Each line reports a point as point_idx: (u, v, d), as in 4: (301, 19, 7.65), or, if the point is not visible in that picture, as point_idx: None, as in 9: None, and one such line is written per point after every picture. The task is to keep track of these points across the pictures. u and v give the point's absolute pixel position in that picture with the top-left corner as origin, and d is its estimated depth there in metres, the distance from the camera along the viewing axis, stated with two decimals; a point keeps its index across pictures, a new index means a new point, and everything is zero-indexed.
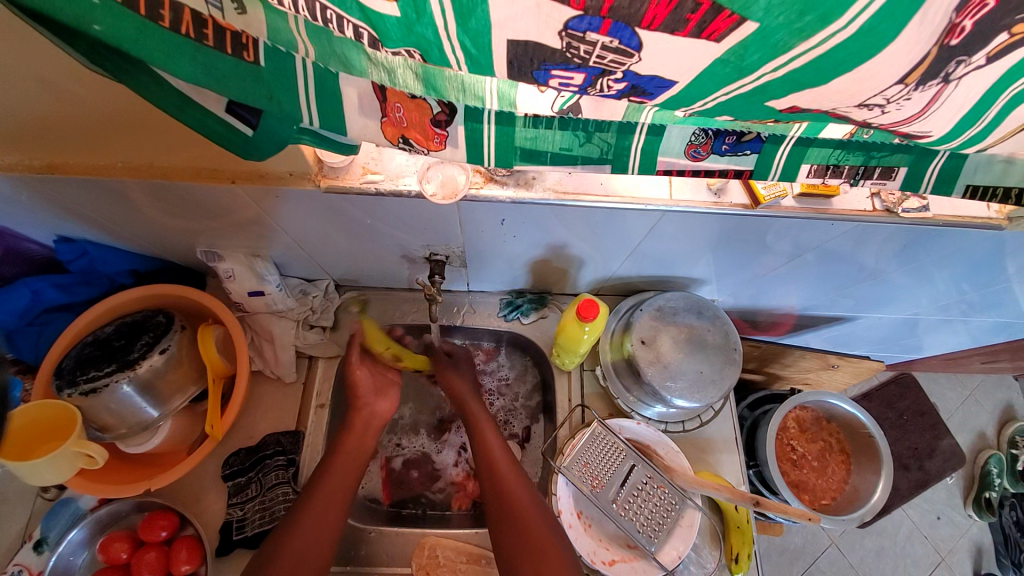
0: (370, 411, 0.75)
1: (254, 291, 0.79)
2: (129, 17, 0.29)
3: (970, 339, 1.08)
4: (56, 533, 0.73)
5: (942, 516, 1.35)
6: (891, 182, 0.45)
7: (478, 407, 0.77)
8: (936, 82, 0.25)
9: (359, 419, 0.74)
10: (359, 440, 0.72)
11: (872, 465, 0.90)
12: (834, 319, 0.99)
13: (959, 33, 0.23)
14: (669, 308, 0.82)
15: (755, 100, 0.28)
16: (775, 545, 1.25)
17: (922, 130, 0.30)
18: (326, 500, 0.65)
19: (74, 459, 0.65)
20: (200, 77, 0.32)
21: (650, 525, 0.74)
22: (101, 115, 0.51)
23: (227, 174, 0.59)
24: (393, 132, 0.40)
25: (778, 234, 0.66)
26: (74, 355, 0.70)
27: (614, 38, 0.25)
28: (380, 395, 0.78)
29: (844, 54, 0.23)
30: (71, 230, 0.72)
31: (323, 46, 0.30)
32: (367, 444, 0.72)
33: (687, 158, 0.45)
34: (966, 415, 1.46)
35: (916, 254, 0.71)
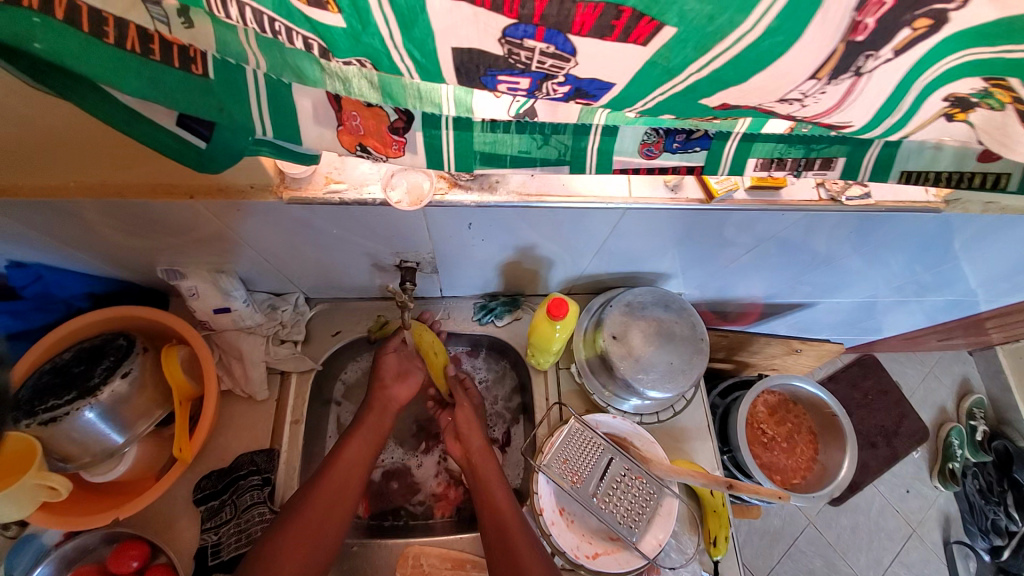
0: (389, 397, 0.79)
1: (218, 309, 0.77)
2: (72, 34, 0.29)
3: (923, 318, 1.14)
4: (21, 572, 0.69)
5: (910, 489, 1.41)
6: (830, 172, 0.48)
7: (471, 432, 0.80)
8: (848, 75, 0.27)
9: (363, 430, 0.75)
10: (352, 452, 0.72)
11: (837, 442, 0.94)
12: (796, 306, 1.03)
13: (863, 30, 0.25)
14: (637, 303, 0.84)
15: (689, 99, 0.30)
16: (755, 529, 1.29)
17: (845, 120, 0.32)
18: (314, 517, 0.65)
19: (35, 493, 0.63)
20: (147, 91, 0.32)
21: (630, 515, 0.75)
22: (53, 135, 0.49)
23: (186, 190, 0.58)
24: (349, 141, 0.40)
25: (736, 226, 0.69)
26: (31, 385, 0.67)
27: (550, 44, 0.26)
28: (384, 401, 0.78)
29: (761, 50, 0.25)
30: (21, 255, 0.69)
31: (274, 57, 0.30)
32: (364, 459, 0.73)
33: (641, 156, 0.47)
34: (926, 391, 1.54)
35: (866, 239, 0.75)
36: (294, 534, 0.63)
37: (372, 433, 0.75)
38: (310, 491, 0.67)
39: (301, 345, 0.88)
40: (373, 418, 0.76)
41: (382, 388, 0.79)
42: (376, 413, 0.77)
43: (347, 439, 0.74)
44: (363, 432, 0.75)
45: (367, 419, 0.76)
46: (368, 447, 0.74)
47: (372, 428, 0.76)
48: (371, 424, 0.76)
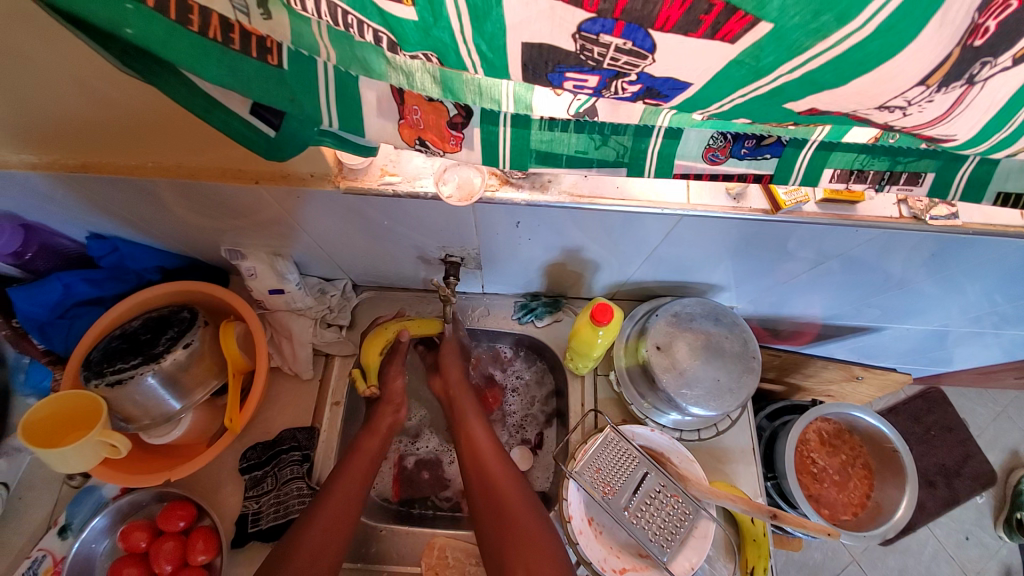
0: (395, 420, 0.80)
1: (273, 290, 0.81)
2: (159, 21, 0.30)
3: (1004, 353, 1.04)
4: (80, 520, 0.75)
5: (971, 537, 1.29)
6: (918, 188, 0.44)
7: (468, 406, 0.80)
8: (960, 83, 0.24)
9: (361, 451, 0.74)
10: (351, 478, 0.71)
11: (895, 480, 0.87)
12: (859, 330, 0.96)
13: (982, 34, 0.22)
14: (685, 314, 0.81)
15: (772, 102, 0.28)
16: (793, 561, 1.22)
17: (947, 134, 0.29)
18: (314, 548, 0.64)
19: (99, 449, 0.68)
20: (225, 79, 0.33)
21: (662, 534, 0.72)
22: (134, 117, 0.53)
23: (252, 175, 0.61)
24: (409, 135, 0.40)
25: (801, 241, 0.65)
26: (102, 347, 0.72)
27: (627, 40, 0.25)
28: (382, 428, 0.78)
29: (863, 54, 0.23)
30: (103, 228, 0.74)
31: (345, 50, 0.31)
32: (360, 481, 0.71)
33: (705, 162, 0.45)
34: (999, 433, 1.40)
35: (946, 263, 0.68)
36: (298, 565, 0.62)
37: (367, 458, 0.74)
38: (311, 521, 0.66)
39: (346, 330, 0.91)
40: (372, 441, 0.76)
41: (387, 411, 0.79)
42: (376, 436, 0.77)
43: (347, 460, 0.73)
44: (365, 449, 0.75)
45: (365, 445, 0.75)
46: (365, 471, 0.72)
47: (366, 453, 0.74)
48: (367, 452, 0.74)
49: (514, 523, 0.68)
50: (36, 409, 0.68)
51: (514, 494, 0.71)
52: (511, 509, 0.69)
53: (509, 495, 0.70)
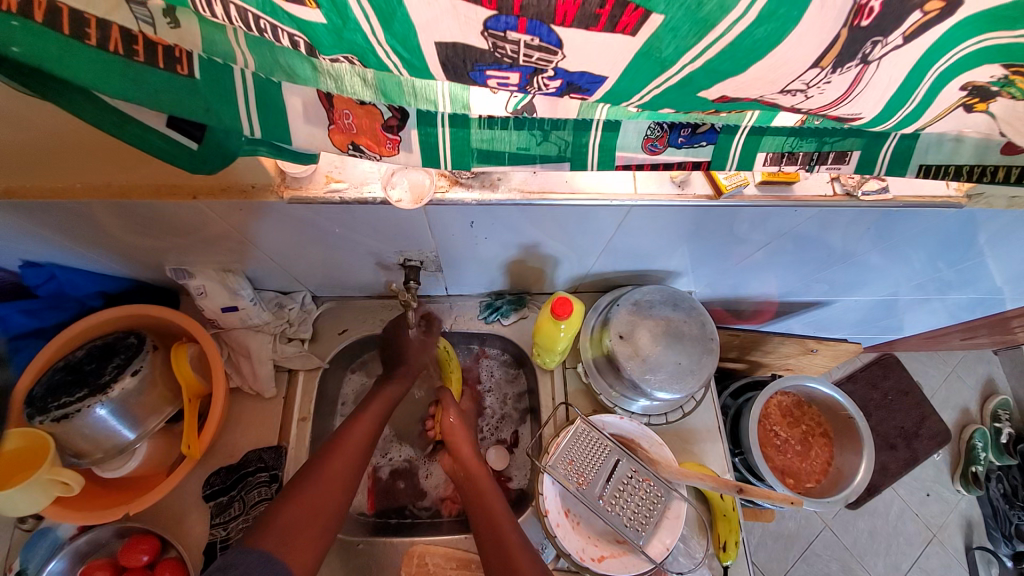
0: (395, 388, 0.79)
1: (227, 308, 0.78)
2: (50, 36, 0.28)
3: (946, 316, 1.10)
4: (35, 565, 0.70)
5: (931, 493, 1.37)
6: (846, 166, 0.46)
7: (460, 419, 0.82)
8: (854, 63, 0.26)
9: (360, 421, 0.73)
10: (353, 441, 0.70)
11: (854, 445, 0.91)
12: (812, 304, 1.00)
13: (868, 14, 0.23)
14: (646, 302, 0.82)
15: (686, 91, 0.28)
16: (769, 532, 1.26)
17: (853, 113, 0.30)
18: (315, 497, 0.64)
19: (48, 488, 0.64)
20: (131, 92, 0.31)
21: (636, 519, 0.74)
22: (57, 138, 0.50)
23: (188, 190, 0.58)
24: (341, 139, 0.40)
25: (748, 223, 0.67)
26: (44, 382, 0.68)
27: (533, 36, 0.25)
28: (386, 395, 0.78)
29: (756, 38, 0.24)
30: (36, 255, 0.70)
31: (264, 57, 0.30)
32: (359, 450, 0.70)
33: (645, 151, 0.46)
34: (948, 392, 1.49)
35: (884, 235, 0.72)
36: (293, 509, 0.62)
37: (370, 423, 0.74)
38: (308, 476, 0.65)
39: (308, 344, 0.88)
40: (378, 403, 0.76)
41: (397, 377, 0.79)
42: (377, 401, 0.76)
43: (344, 431, 0.72)
44: (373, 407, 0.75)
45: (372, 405, 0.76)
46: (365, 439, 0.72)
47: (371, 416, 0.74)
48: (371, 416, 0.74)
49: (495, 524, 0.69)
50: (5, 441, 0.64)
51: (497, 502, 0.73)
52: (495, 511, 0.71)
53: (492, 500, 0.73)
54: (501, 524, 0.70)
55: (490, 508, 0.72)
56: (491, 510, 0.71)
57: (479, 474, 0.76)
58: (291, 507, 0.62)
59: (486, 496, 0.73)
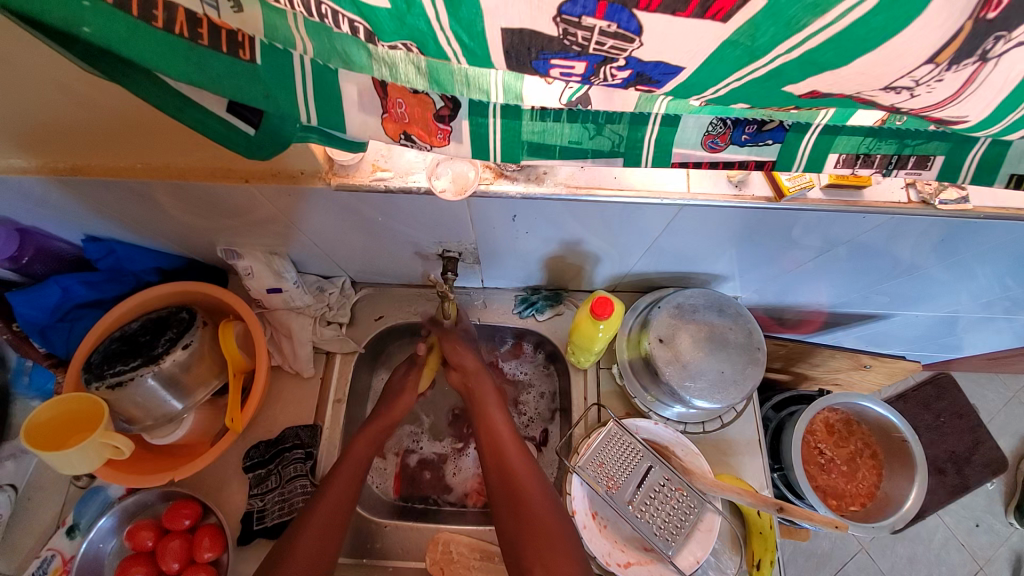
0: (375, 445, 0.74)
1: (272, 289, 0.80)
2: (121, 18, 0.29)
3: (1016, 338, 1.01)
4: (87, 520, 0.76)
5: (981, 523, 1.28)
6: (927, 172, 0.42)
7: (481, 379, 0.78)
8: (971, 60, 0.23)
9: (350, 454, 0.71)
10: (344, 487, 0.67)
11: (905, 471, 0.85)
12: (867, 317, 0.94)
13: (996, 6, 0.21)
14: (688, 306, 0.79)
15: (770, 85, 0.26)
16: (801, 550, 1.21)
17: (957, 116, 0.27)
18: (309, 553, 0.61)
19: (102, 450, 0.68)
20: (196, 78, 0.31)
21: (667, 528, 0.71)
22: (117, 118, 0.52)
23: (240, 173, 0.59)
24: (394, 129, 0.39)
25: (806, 228, 0.63)
26: (102, 351, 0.72)
27: (612, 22, 0.23)
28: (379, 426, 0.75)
29: (867, 30, 0.21)
30: (99, 230, 0.74)
31: (323, 43, 0.29)
32: (352, 492, 0.68)
33: (704, 149, 0.43)
34: (1010, 418, 1.38)
35: (956, 248, 0.66)
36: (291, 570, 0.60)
37: (353, 469, 0.70)
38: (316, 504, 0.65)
39: (346, 328, 0.90)
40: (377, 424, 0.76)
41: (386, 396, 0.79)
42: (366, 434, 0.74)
43: (336, 466, 0.70)
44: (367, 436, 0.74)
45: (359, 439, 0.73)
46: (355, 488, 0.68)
47: (354, 462, 0.70)
48: (355, 461, 0.71)
49: (532, 521, 0.65)
50: (39, 412, 0.67)
51: (537, 492, 0.67)
52: (530, 508, 0.66)
53: (529, 488, 0.67)
54: (539, 519, 0.65)
55: (524, 502, 0.66)
56: (525, 507, 0.66)
57: (518, 464, 0.70)
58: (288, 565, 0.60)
59: (525, 481, 0.68)
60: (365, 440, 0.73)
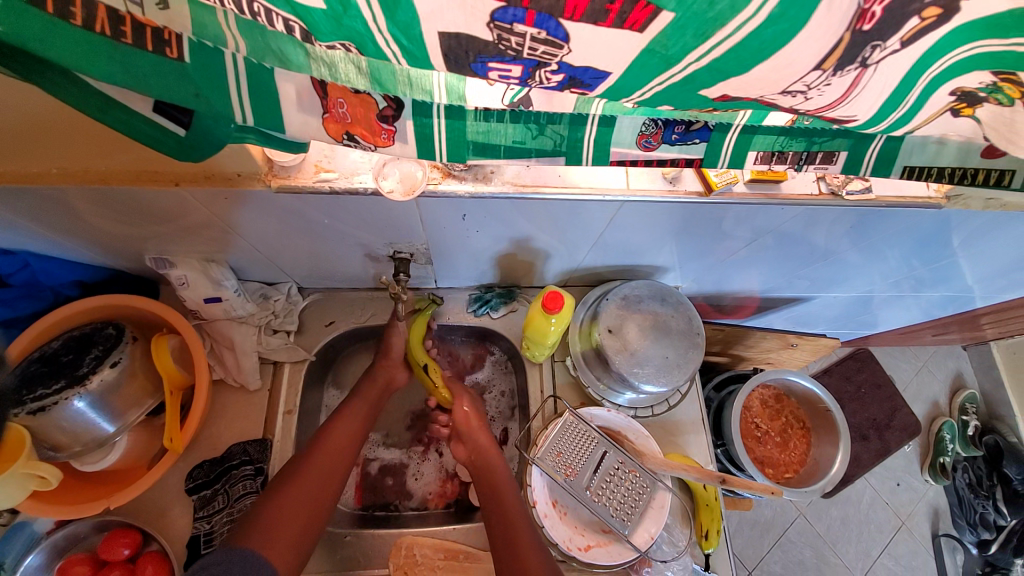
0: (393, 375, 0.81)
1: (210, 298, 0.76)
2: (35, 15, 0.27)
3: (921, 313, 1.13)
4: (13, 559, 0.68)
5: (901, 483, 1.42)
6: (833, 166, 0.47)
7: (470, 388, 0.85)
8: (854, 66, 0.26)
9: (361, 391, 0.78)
10: (326, 463, 0.69)
11: (830, 437, 0.94)
12: (793, 300, 1.02)
13: (870, 18, 0.24)
14: (634, 296, 0.83)
15: (688, 89, 0.28)
16: (747, 520, 1.30)
17: (848, 115, 0.31)
18: (322, 464, 0.68)
19: (26, 482, 0.62)
20: (118, 77, 0.30)
21: (622, 509, 0.75)
22: (31, 121, 0.48)
23: (171, 177, 0.56)
24: (336, 129, 0.39)
25: (735, 220, 0.68)
26: (18, 373, 0.66)
27: (540, 29, 0.25)
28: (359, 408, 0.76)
29: (760, 41, 0.24)
30: (7, 242, 0.68)
31: (257, 42, 0.29)
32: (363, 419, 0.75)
33: (639, 148, 0.46)
34: (920, 385, 1.54)
35: (866, 233, 0.73)
36: (261, 532, 0.60)
37: (367, 404, 0.77)
38: (330, 427, 0.73)
39: (294, 335, 0.87)
40: (365, 400, 0.77)
41: (386, 364, 0.80)
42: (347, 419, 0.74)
43: (351, 397, 0.77)
44: (349, 417, 0.74)
45: (344, 420, 0.74)
46: (337, 467, 0.69)
47: (369, 396, 0.78)
48: (355, 408, 0.76)
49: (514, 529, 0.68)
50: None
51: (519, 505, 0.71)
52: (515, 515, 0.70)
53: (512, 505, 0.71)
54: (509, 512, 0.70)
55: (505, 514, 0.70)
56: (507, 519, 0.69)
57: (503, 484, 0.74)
58: (256, 526, 0.60)
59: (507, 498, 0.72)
60: (355, 411, 0.76)
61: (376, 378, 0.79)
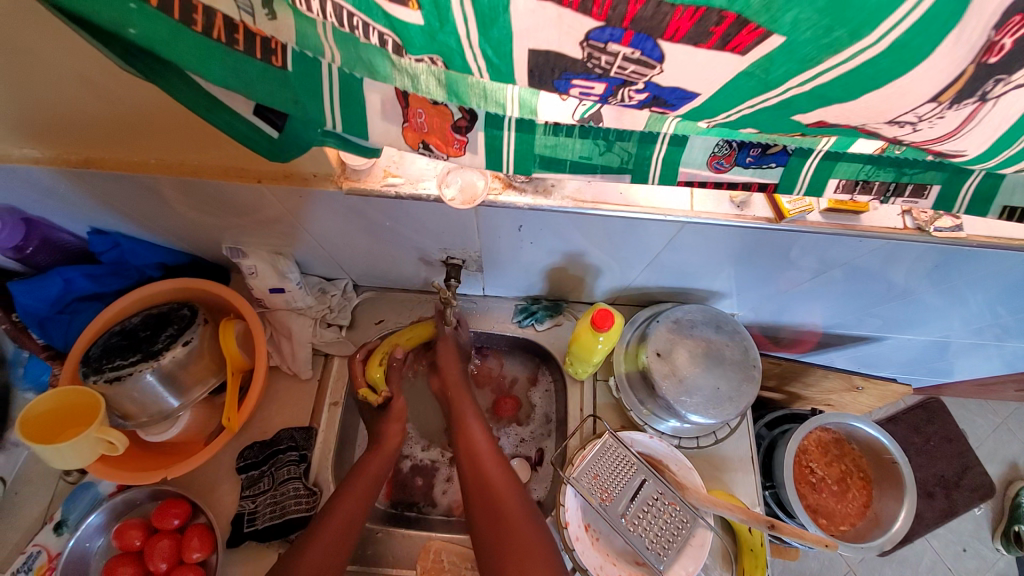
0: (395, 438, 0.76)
1: (274, 289, 0.80)
2: (163, 21, 0.30)
3: (1006, 365, 1.03)
4: (76, 517, 0.75)
5: (967, 548, 1.28)
6: (923, 201, 0.44)
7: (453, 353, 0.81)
8: (972, 100, 0.24)
9: (372, 458, 0.73)
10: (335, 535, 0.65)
11: (894, 492, 0.86)
12: (860, 339, 0.96)
13: (998, 51, 0.22)
14: (687, 321, 0.80)
15: (781, 113, 0.27)
16: (789, 569, 1.21)
17: (956, 150, 0.29)
18: (328, 545, 0.64)
19: (96, 445, 0.67)
20: (229, 80, 0.33)
21: (659, 542, 0.72)
22: (139, 115, 0.53)
23: (254, 174, 0.60)
24: (413, 138, 0.40)
25: (803, 249, 0.65)
26: (101, 343, 0.72)
27: (636, 49, 0.24)
28: (350, 506, 0.67)
29: (872, 70, 0.23)
30: (105, 223, 0.74)
31: (349, 52, 0.30)
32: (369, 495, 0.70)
33: (709, 169, 0.44)
34: (997, 444, 1.39)
35: (949, 274, 0.67)
36: None
37: (378, 467, 0.73)
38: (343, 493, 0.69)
39: (345, 330, 0.90)
40: (375, 464, 0.73)
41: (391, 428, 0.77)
42: (332, 523, 0.65)
43: (359, 468, 0.72)
44: (360, 482, 0.70)
45: (359, 477, 0.71)
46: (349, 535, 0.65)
47: (379, 459, 0.73)
48: (372, 471, 0.72)
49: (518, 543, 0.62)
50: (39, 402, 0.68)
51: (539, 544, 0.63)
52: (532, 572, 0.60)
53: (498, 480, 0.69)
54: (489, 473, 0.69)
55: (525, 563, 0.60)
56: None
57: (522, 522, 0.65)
58: None
59: (528, 545, 0.62)
60: (366, 479, 0.71)
61: (379, 447, 0.75)
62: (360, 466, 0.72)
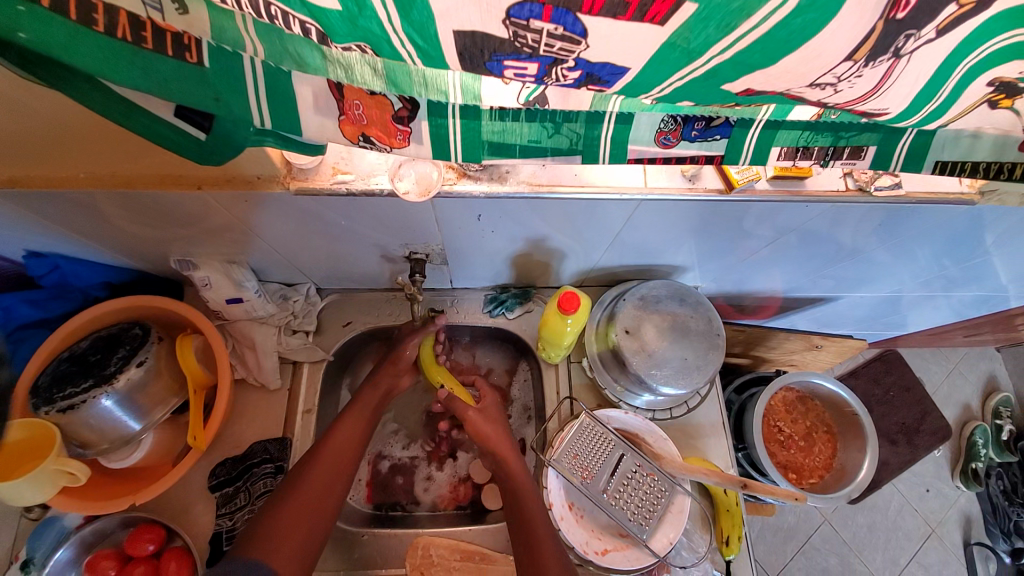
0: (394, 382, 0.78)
1: (231, 299, 0.78)
2: (59, 22, 0.28)
3: (952, 314, 1.09)
4: (42, 553, 0.71)
5: (931, 489, 1.37)
6: (861, 161, 0.45)
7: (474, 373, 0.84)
8: (886, 57, 0.25)
9: (366, 389, 0.76)
10: (333, 458, 0.67)
11: (857, 442, 0.91)
12: (817, 300, 1.00)
13: (904, 6, 0.23)
14: (652, 297, 0.82)
15: (709, 84, 0.28)
16: (769, 526, 1.27)
17: (880, 107, 0.30)
18: (331, 463, 0.66)
19: (56, 477, 0.64)
20: (141, 81, 0.31)
21: (640, 513, 0.74)
22: (61, 127, 0.49)
23: (194, 180, 0.58)
24: (352, 131, 0.39)
25: (756, 218, 0.67)
26: (49, 372, 0.68)
27: (557, 25, 0.24)
28: (348, 432, 0.70)
29: (787, 32, 0.24)
30: (38, 245, 0.70)
31: (274, 45, 0.29)
32: (364, 424, 0.72)
33: (658, 145, 0.45)
34: (951, 389, 1.48)
35: (894, 230, 0.71)
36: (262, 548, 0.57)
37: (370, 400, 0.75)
38: (339, 423, 0.71)
39: (312, 336, 0.88)
40: (369, 396, 0.75)
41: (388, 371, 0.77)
42: (330, 447, 0.68)
43: (352, 402, 0.74)
44: (354, 415, 0.72)
45: (353, 410, 0.73)
46: (348, 459, 0.68)
47: (370, 395, 0.75)
48: (366, 404, 0.75)
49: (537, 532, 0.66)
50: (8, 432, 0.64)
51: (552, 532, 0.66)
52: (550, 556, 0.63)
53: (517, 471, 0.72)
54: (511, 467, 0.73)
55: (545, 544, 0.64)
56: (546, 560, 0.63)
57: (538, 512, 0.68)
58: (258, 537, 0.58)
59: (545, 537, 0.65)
60: (357, 418, 0.73)
61: (376, 382, 0.76)
62: (357, 398, 0.75)
